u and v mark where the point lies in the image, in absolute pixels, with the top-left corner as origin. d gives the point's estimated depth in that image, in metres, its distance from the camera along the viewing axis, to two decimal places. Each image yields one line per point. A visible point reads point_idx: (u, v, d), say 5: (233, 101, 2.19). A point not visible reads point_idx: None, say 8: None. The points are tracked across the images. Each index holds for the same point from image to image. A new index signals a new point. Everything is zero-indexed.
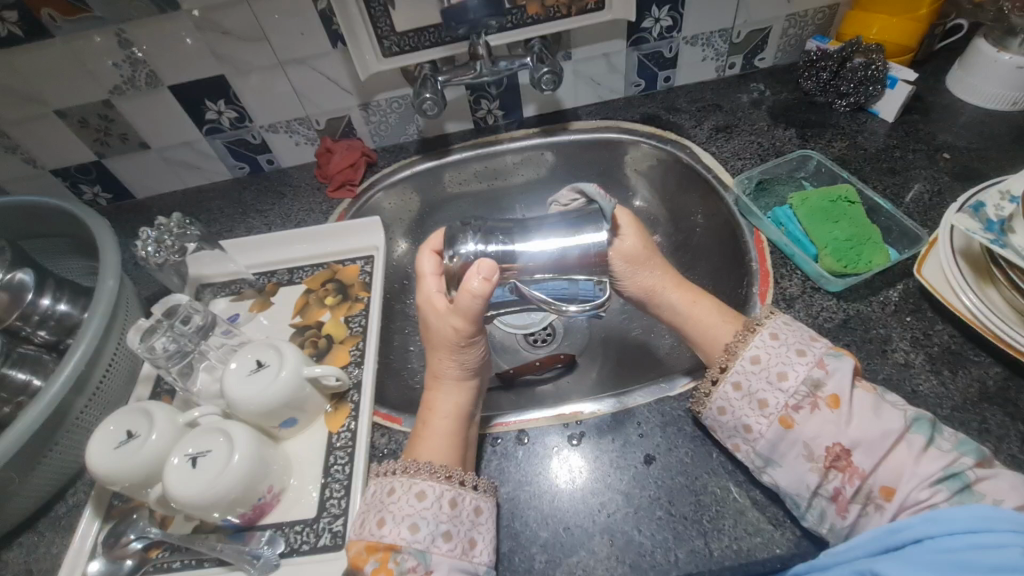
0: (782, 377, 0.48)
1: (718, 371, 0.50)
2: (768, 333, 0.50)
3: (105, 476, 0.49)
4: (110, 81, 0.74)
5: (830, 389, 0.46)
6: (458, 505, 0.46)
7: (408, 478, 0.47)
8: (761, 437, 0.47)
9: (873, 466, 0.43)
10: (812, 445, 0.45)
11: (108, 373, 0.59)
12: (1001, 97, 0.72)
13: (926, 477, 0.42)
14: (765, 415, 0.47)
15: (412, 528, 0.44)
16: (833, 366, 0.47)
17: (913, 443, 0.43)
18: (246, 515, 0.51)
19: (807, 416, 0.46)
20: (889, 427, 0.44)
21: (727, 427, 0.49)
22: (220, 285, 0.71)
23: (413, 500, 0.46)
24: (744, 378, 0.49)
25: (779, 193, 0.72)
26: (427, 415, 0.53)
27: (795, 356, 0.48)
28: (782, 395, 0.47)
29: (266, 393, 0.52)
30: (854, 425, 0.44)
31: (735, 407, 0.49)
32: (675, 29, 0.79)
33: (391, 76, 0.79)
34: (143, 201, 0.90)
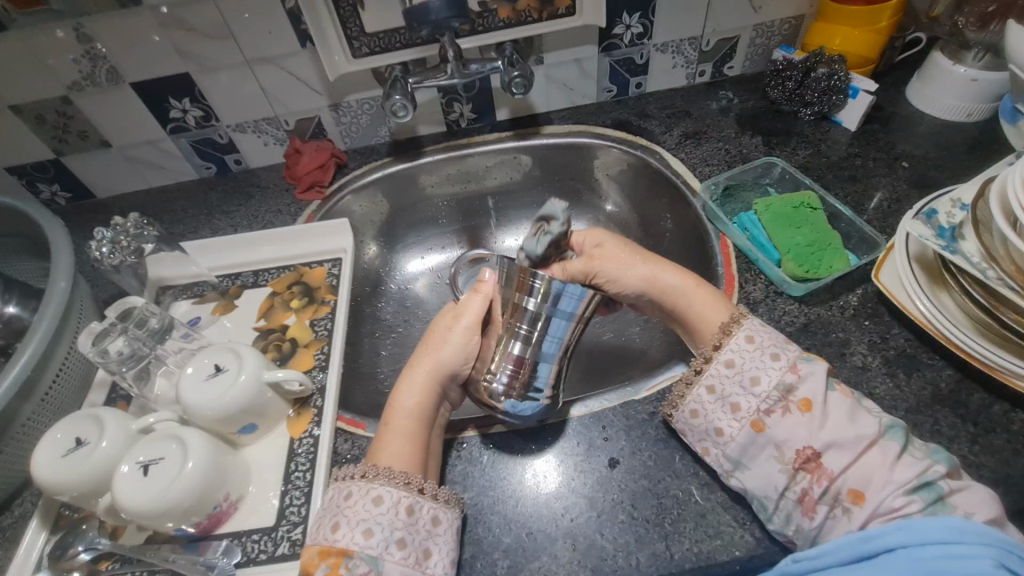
0: (754, 381, 0.48)
1: (703, 363, 0.51)
2: (744, 336, 0.50)
3: (51, 484, 0.47)
4: (68, 77, 0.72)
5: (802, 394, 0.47)
6: (415, 512, 0.45)
7: (366, 483, 0.45)
8: (732, 440, 0.48)
9: (844, 467, 0.44)
10: (784, 447, 0.46)
11: (59, 377, 0.57)
12: (957, 108, 0.74)
13: (901, 484, 0.42)
14: (737, 419, 0.48)
15: (366, 533, 0.43)
16: (807, 370, 0.47)
17: (887, 450, 0.43)
18: (201, 524, 0.49)
19: (778, 420, 0.47)
20: (863, 431, 0.44)
21: (699, 430, 0.50)
22: (182, 287, 0.69)
23: (370, 505, 0.44)
24: (717, 381, 0.50)
25: (744, 199, 0.73)
26: (389, 413, 0.52)
27: (770, 359, 0.49)
28: (755, 399, 0.48)
29: (223, 398, 0.51)
30: (826, 429, 0.45)
31: (708, 411, 0.50)
32: (646, 36, 0.80)
33: (361, 77, 0.78)
34: (104, 200, 0.88)
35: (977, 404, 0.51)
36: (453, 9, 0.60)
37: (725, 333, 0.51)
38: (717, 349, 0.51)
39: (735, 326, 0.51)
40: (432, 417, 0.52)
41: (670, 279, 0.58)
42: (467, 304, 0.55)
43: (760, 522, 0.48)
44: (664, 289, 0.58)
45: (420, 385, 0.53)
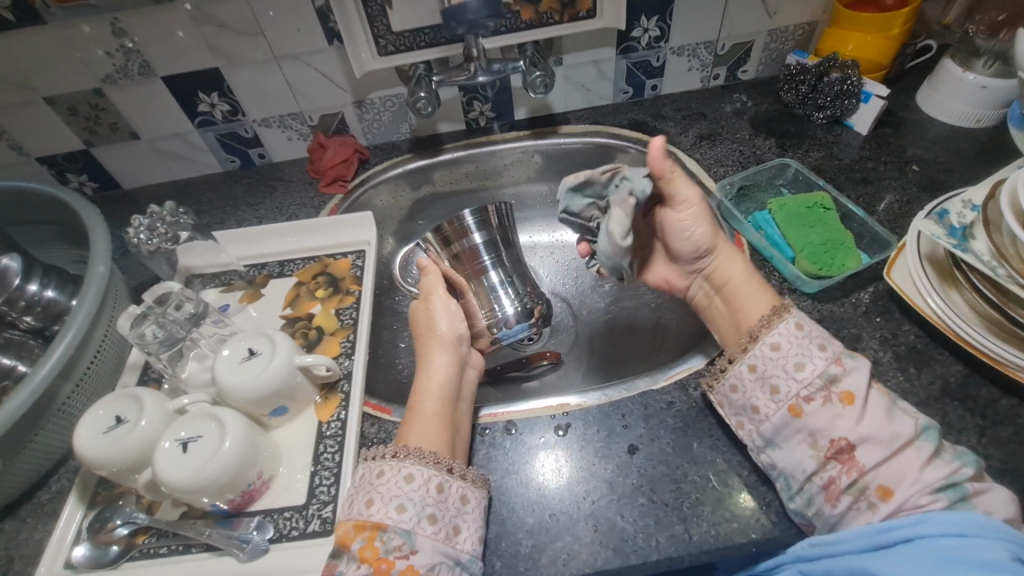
0: (799, 367, 0.50)
1: (747, 344, 0.53)
2: (794, 321, 0.52)
3: (93, 459, 0.49)
4: (102, 70, 0.74)
5: (845, 386, 0.48)
6: (444, 490, 0.47)
7: (398, 462, 0.47)
8: (767, 419, 0.49)
9: (876, 463, 0.45)
10: (818, 435, 0.47)
11: (95, 360, 0.59)
12: (967, 114, 0.76)
13: (928, 484, 0.44)
14: (775, 400, 0.50)
15: (399, 508, 0.45)
16: (851, 365, 0.49)
17: (921, 451, 0.45)
18: (234, 501, 0.51)
19: (817, 407, 0.48)
20: (900, 430, 0.45)
21: (736, 404, 0.52)
22: (211, 276, 0.71)
23: (401, 482, 0.46)
24: (759, 361, 0.51)
25: (759, 199, 0.74)
26: (416, 400, 0.54)
27: (817, 348, 0.50)
28: (796, 384, 0.49)
29: (257, 380, 0.53)
30: (864, 423, 0.46)
31: (746, 387, 0.51)
32: (662, 39, 0.82)
33: (385, 75, 0.80)
34: (130, 191, 0.90)
35: (985, 398, 0.53)
36: (490, 8, 0.62)
37: (775, 315, 0.53)
38: (763, 331, 0.53)
39: (785, 312, 0.53)
40: (455, 391, 0.55)
41: (734, 258, 0.60)
42: (430, 284, 0.63)
43: (776, 508, 0.49)
44: (725, 263, 0.60)
45: (440, 362, 0.57)
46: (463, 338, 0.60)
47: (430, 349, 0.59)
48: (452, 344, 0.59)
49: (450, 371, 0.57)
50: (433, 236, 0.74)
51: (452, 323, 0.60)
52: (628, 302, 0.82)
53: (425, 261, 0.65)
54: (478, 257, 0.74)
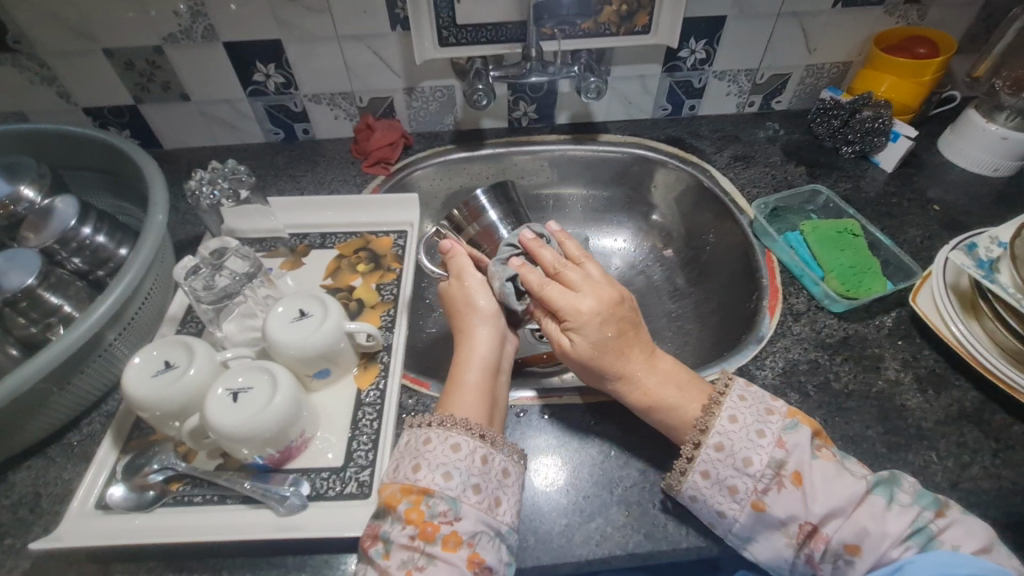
0: (748, 463, 0.47)
1: (692, 449, 0.49)
2: (728, 416, 0.49)
3: (138, 401, 0.49)
4: (167, 29, 0.75)
5: (791, 466, 0.46)
6: (489, 462, 0.48)
7: (444, 430, 0.48)
8: (735, 522, 0.47)
9: (838, 528, 0.45)
10: (787, 523, 0.46)
11: (141, 308, 0.59)
12: (987, 163, 0.81)
13: (896, 535, 0.43)
14: (736, 501, 0.47)
15: (445, 476, 0.46)
16: (792, 443, 0.47)
17: (876, 502, 0.45)
18: (274, 457, 0.52)
19: (775, 497, 0.46)
20: (852, 492, 0.45)
21: (701, 512, 0.49)
22: (254, 240, 0.73)
23: (448, 451, 0.47)
24: (709, 466, 0.48)
25: (790, 221, 0.79)
26: (457, 371, 0.55)
27: (756, 436, 0.48)
28: (750, 480, 0.47)
29: (307, 340, 0.54)
30: (820, 502, 0.45)
31: (705, 495, 0.48)
32: (707, 62, 0.86)
33: (440, 66, 0.82)
34: (170, 151, 0.90)
35: (999, 423, 0.56)
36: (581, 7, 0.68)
37: (708, 414, 0.50)
38: (704, 432, 0.49)
39: (716, 407, 0.50)
40: (496, 363, 0.56)
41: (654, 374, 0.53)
42: (459, 264, 0.61)
43: None
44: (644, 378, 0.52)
45: (482, 336, 0.57)
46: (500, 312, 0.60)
47: (471, 322, 0.58)
48: (492, 318, 0.59)
49: (492, 346, 0.57)
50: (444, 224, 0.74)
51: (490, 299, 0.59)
52: (652, 309, 0.84)
53: (447, 244, 0.61)
54: (495, 233, 0.72)
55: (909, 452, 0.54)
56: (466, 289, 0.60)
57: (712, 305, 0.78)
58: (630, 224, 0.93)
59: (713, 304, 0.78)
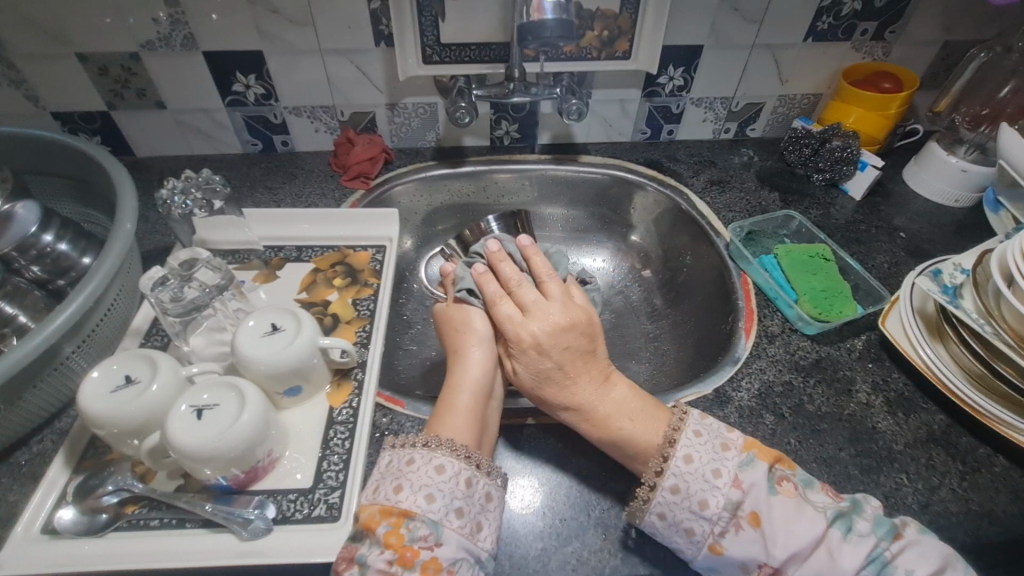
0: (703, 506, 0.47)
1: (654, 475, 0.49)
2: (682, 456, 0.48)
3: (95, 417, 0.47)
4: (144, 36, 0.74)
5: (749, 507, 0.46)
6: (472, 485, 0.46)
7: (429, 452, 0.47)
8: (694, 559, 0.48)
9: (799, 568, 0.45)
10: (746, 563, 0.46)
11: (103, 319, 0.57)
12: (948, 194, 0.84)
13: (852, 569, 0.44)
14: (693, 542, 0.47)
15: (428, 498, 0.44)
16: (747, 482, 0.47)
17: (833, 537, 0.45)
18: (238, 478, 0.49)
19: (732, 539, 0.46)
20: (809, 535, 0.45)
21: (660, 554, 0.49)
22: (228, 250, 0.71)
23: (432, 472, 0.46)
24: (665, 509, 0.47)
25: (765, 245, 0.80)
26: (449, 394, 0.54)
27: (712, 478, 0.47)
28: (705, 523, 0.46)
29: (278, 355, 0.52)
30: (778, 543, 0.45)
31: (664, 534, 0.48)
32: (685, 89, 0.88)
33: (424, 83, 0.83)
34: (142, 160, 0.88)
35: (965, 446, 0.57)
36: (565, 29, 0.63)
37: (666, 449, 0.49)
38: (670, 447, 0.49)
39: (671, 447, 0.49)
40: (489, 388, 0.56)
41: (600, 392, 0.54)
42: (461, 283, 0.62)
43: None
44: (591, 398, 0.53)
45: (478, 359, 0.57)
46: (498, 336, 0.60)
47: (466, 343, 0.58)
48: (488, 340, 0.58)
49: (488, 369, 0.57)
50: (456, 240, 0.65)
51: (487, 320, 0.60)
52: (629, 329, 0.84)
53: (446, 269, 0.66)
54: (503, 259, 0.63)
55: (880, 474, 0.55)
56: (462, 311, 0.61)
57: (689, 326, 0.79)
58: (608, 245, 0.94)
59: (691, 325, 0.78)
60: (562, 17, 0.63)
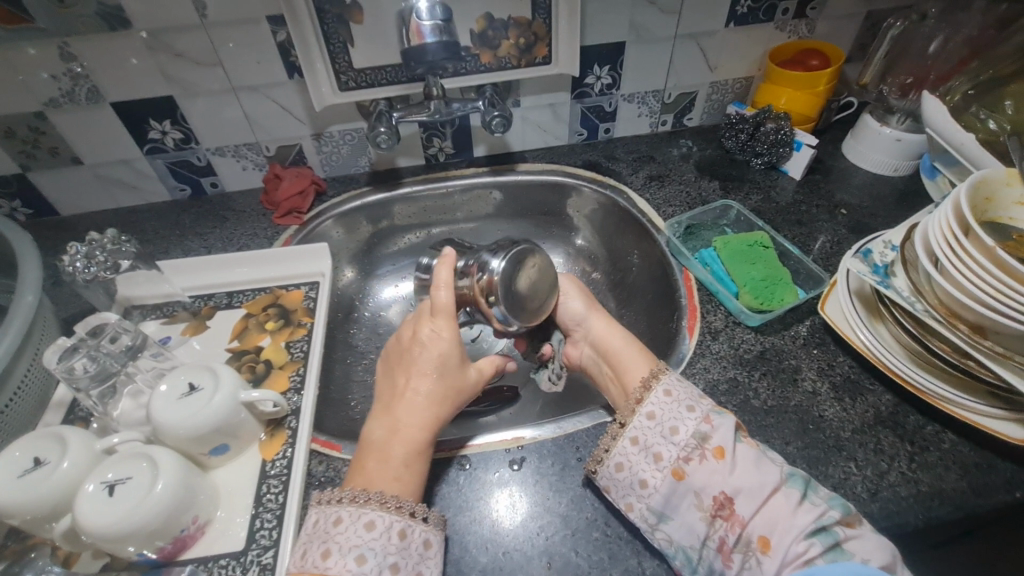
0: (674, 432, 0.48)
1: (627, 415, 0.51)
2: (662, 389, 0.50)
3: (2, 507, 0.45)
4: (46, 94, 0.71)
5: (716, 441, 0.47)
6: (407, 536, 0.45)
7: (357, 508, 0.44)
8: (655, 492, 0.47)
9: (752, 514, 0.44)
10: (702, 495, 0.45)
11: (16, 397, 0.55)
12: (886, 163, 0.83)
13: (801, 529, 0.42)
14: (659, 468, 0.47)
15: (359, 559, 0.42)
16: (717, 421, 0.48)
17: (789, 496, 0.44)
18: (164, 549, 0.47)
19: (696, 467, 0.46)
20: (766, 478, 0.45)
21: (623, 484, 0.49)
22: (151, 308, 0.69)
23: (361, 530, 0.43)
24: (640, 433, 0.49)
25: (705, 237, 0.80)
26: (390, 444, 0.49)
27: (686, 411, 0.49)
28: (674, 448, 0.47)
29: (197, 416, 0.50)
30: (736, 475, 0.45)
31: (632, 462, 0.49)
32: (614, 87, 0.87)
33: (346, 110, 0.81)
34: (67, 218, 0.86)
35: (913, 425, 0.56)
36: (449, 50, 0.63)
37: (652, 377, 0.52)
38: (644, 394, 0.51)
39: (658, 376, 0.52)
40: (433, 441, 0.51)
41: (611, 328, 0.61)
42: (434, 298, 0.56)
43: None
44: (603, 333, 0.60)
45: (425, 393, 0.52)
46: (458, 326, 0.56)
47: (423, 388, 0.52)
48: (451, 394, 0.53)
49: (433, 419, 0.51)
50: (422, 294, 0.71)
51: (479, 372, 0.57)
52: None
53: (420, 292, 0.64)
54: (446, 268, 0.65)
55: (828, 465, 0.54)
56: (438, 346, 0.53)
57: (640, 328, 0.77)
58: (557, 251, 0.93)
59: (642, 326, 0.77)
60: (444, 40, 0.63)
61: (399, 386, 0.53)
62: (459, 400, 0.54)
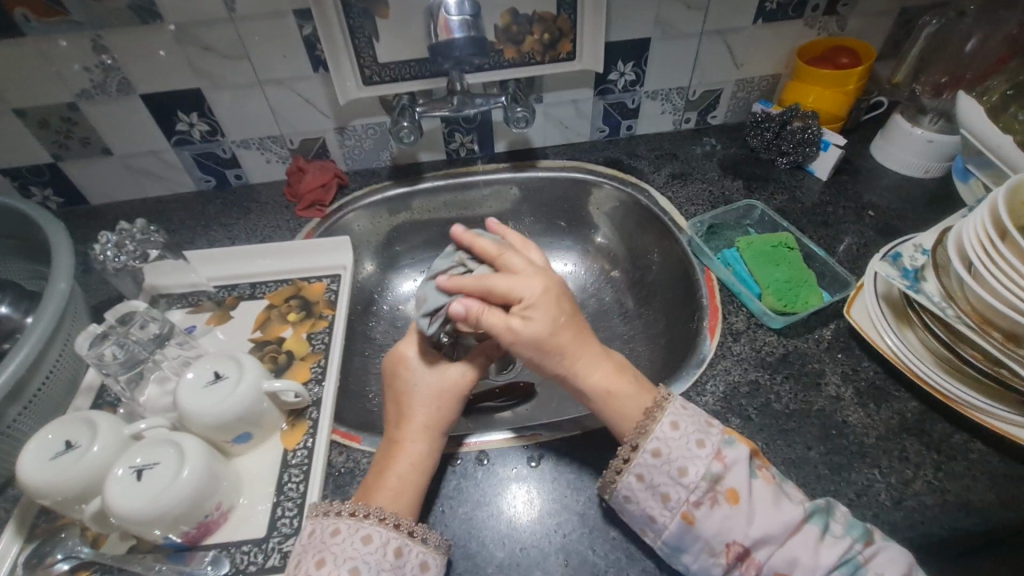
0: (683, 472, 0.46)
1: (628, 451, 0.48)
2: (669, 422, 0.48)
3: (35, 488, 0.46)
4: (79, 85, 0.72)
5: (729, 484, 0.46)
6: (403, 554, 0.44)
7: (356, 521, 0.45)
8: (665, 529, 0.46)
9: (769, 555, 0.45)
10: (716, 540, 0.45)
11: (48, 380, 0.56)
12: (917, 165, 0.82)
13: (826, 566, 0.43)
14: (667, 509, 0.46)
15: (353, 571, 0.42)
16: (730, 458, 0.46)
17: (810, 532, 0.45)
18: (189, 534, 0.48)
19: (706, 513, 0.45)
20: (788, 518, 0.45)
21: (634, 516, 0.48)
22: (178, 296, 0.70)
23: (359, 543, 0.44)
24: (645, 470, 0.47)
25: (727, 237, 0.79)
26: (384, 464, 0.50)
27: (696, 448, 0.47)
28: (683, 490, 0.46)
29: (222, 404, 0.51)
30: (754, 522, 0.45)
31: (639, 498, 0.47)
32: (638, 83, 0.86)
33: (369, 104, 0.81)
34: (96, 207, 0.87)
35: (940, 433, 0.55)
36: (477, 46, 0.64)
37: (648, 420, 0.49)
38: (642, 437, 0.48)
39: (658, 412, 0.49)
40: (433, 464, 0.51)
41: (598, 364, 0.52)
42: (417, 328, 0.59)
43: None
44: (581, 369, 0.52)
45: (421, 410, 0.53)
46: (434, 357, 0.56)
47: (416, 404, 0.53)
48: (440, 399, 0.54)
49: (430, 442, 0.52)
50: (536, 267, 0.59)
51: (462, 369, 0.56)
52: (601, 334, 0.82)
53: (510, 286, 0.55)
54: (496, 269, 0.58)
55: (851, 471, 0.53)
56: (415, 362, 0.56)
57: (659, 327, 0.77)
58: (576, 249, 0.92)
59: (661, 325, 0.77)
60: (473, 35, 0.64)
61: (395, 410, 0.54)
62: (452, 403, 0.54)
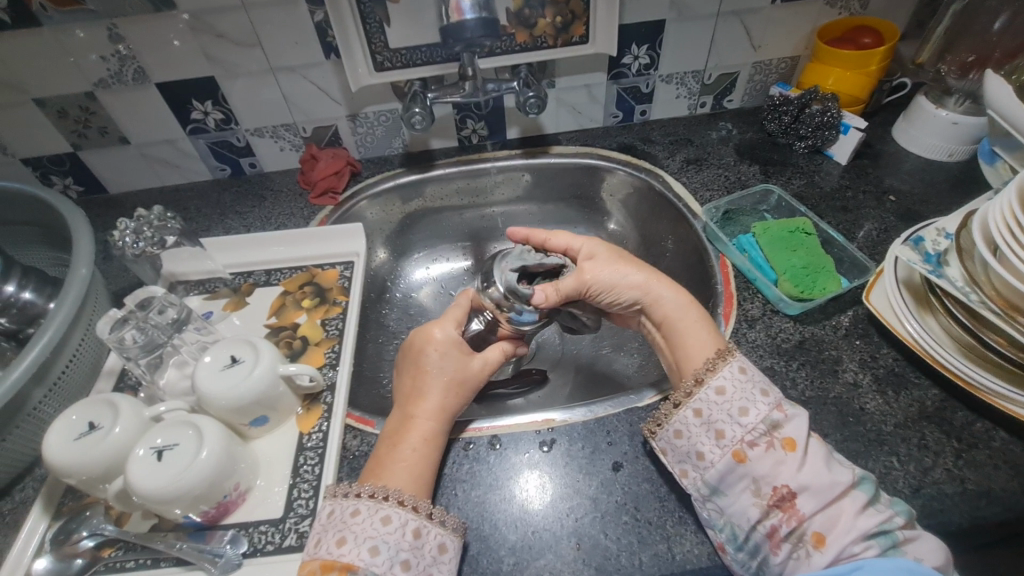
0: (743, 412, 0.47)
1: (692, 386, 0.49)
2: (738, 365, 0.49)
3: (61, 467, 0.47)
4: (96, 74, 0.73)
5: (787, 432, 0.45)
6: (421, 536, 0.45)
7: (376, 503, 0.45)
8: (712, 466, 0.46)
9: (813, 510, 0.43)
10: (761, 483, 0.44)
11: (71, 364, 0.58)
12: (941, 149, 0.79)
13: (862, 529, 0.41)
14: (719, 446, 0.47)
15: (372, 550, 0.43)
16: (791, 412, 0.46)
17: (856, 497, 0.43)
18: (208, 513, 0.49)
19: (761, 453, 0.45)
20: (838, 477, 0.43)
21: (681, 451, 0.49)
22: (195, 283, 0.72)
23: (377, 524, 0.44)
24: (705, 406, 0.48)
25: (743, 223, 0.78)
26: (395, 436, 0.51)
27: (760, 394, 0.47)
28: (739, 429, 0.46)
29: (239, 388, 0.52)
30: (804, 471, 0.43)
31: (692, 433, 0.48)
32: (652, 67, 0.84)
33: (381, 91, 0.81)
34: (115, 196, 0.89)
35: (960, 421, 0.54)
36: (489, 28, 0.63)
37: (719, 357, 0.50)
38: (708, 373, 0.49)
39: (729, 354, 0.50)
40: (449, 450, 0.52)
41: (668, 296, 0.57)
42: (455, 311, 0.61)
43: None
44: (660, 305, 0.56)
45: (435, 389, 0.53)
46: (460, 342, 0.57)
47: (432, 384, 0.53)
48: (456, 386, 0.54)
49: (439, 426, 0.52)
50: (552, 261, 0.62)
51: (484, 363, 0.57)
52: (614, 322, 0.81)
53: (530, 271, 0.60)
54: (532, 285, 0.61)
55: (868, 459, 0.52)
56: (439, 347, 0.55)
57: None
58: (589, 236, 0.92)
59: None
60: (484, 16, 0.63)
61: (409, 386, 0.54)
62: (465, 391, 0.55)
